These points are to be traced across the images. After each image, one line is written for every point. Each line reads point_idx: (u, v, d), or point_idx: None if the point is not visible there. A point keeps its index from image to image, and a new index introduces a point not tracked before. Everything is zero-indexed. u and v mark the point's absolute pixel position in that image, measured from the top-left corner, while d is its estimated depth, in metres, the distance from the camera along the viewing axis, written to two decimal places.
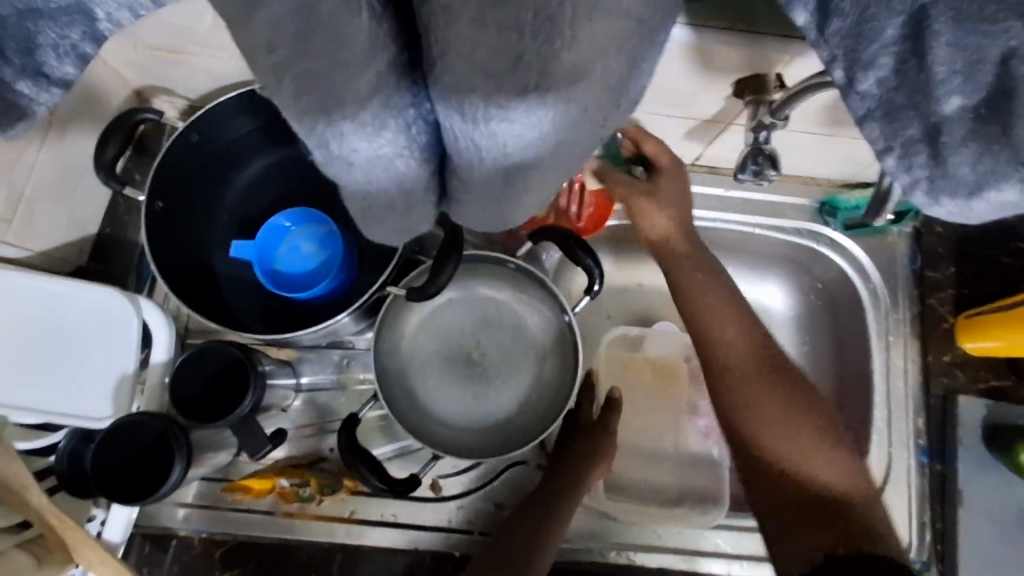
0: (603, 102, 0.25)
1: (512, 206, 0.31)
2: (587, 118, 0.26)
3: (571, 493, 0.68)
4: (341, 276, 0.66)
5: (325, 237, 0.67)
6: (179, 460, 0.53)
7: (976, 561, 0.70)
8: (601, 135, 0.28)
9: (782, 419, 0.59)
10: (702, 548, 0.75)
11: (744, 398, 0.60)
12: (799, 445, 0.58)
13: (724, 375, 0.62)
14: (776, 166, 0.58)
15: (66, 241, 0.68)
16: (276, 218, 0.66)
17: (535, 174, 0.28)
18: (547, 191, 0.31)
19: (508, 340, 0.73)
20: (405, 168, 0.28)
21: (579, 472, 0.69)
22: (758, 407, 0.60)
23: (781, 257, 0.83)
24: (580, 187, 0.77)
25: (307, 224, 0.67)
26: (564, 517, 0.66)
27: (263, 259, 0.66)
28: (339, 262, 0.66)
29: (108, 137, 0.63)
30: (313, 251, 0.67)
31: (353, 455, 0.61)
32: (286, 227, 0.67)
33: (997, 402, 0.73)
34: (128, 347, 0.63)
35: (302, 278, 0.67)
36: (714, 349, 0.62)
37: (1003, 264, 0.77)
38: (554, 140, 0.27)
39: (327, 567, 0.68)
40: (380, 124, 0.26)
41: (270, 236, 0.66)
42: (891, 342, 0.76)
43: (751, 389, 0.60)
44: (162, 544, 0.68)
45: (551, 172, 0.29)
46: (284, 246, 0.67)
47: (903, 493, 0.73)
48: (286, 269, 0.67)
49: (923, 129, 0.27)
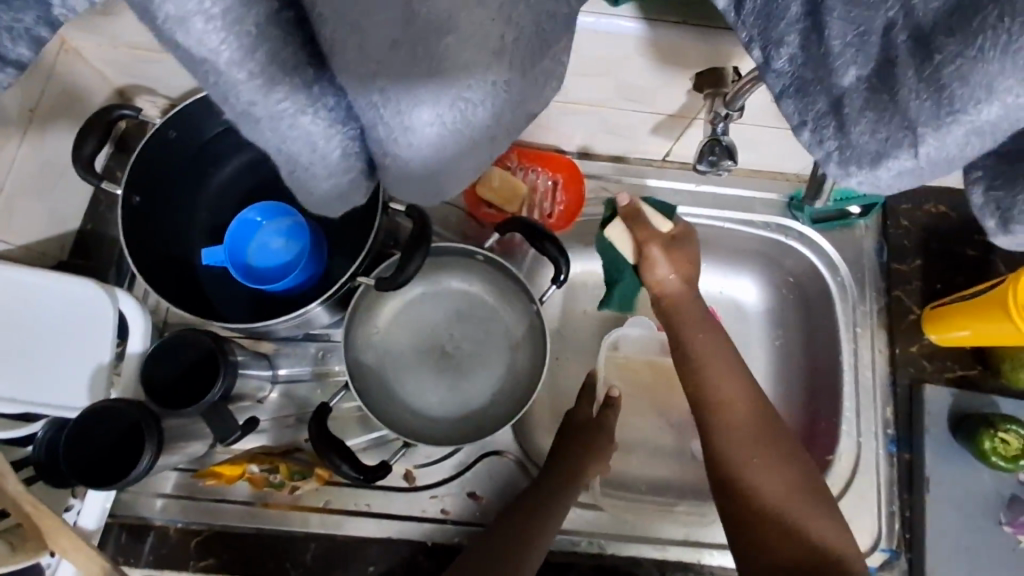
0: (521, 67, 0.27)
1: (443, 177, 0.31)
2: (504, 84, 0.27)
3: (561, 498, 0.68)
4: (311, 268, 0.68)
5: (294, 231, 0.68)
6: (150, 447, 0.54)
7: (945, 549, 0.70)
8: (518, 112, 0.29)
9: (766, 450, 0.61)
10: (671, 537, 0.74)
11: (733, 429, 0.62)
12: (778, 476, 0.60)
13: (713, 405, 0.64)
14: (733, 157, 0.60)
15: (47, 235, 0.70)
16: (247, 212, 0.67)
17: (460, 146, 0.29)
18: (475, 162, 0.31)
19: (481, 332, 0.75)
20: (329, 136, 0.28)
21: (569, 475, 0.70)
22: (746, 439, 0.62)
23: (753, 251, 0.85)
24: (554, 185, 0.79)
25: (278, 219, 0.68)
26: (555, 512, 0.67)
27: (235, 253, 0.68)
28: (307, 254, 0.67)
29: (86, 133, 0.64)
30: (284, 245, 0.68)
31: (325, 443, 0.61)
32: (258, 223, 0.69)
33: (962, 390, 0.74)
34: (105, 338, 0.65)
35: (274, 271, 0.69)
36: (705, 381, 0.65)
37: (967, 255, 0.79)
38: (475, 111, 0.28)
39: (301, 556, 0.68)
40: (292, 86, 0.26)
41: (241, 231, 0.68)
42: (859, 333, 0.78)
43: (739, 420, 0.63)
44: (139, 534, 0.68)
45: (476, 144, 0.30)
46: (256, 241, 0.69)
47: (871, 481, 0.74)
48: (258, 263, 0.69)
49: (828, 102, 0.28)
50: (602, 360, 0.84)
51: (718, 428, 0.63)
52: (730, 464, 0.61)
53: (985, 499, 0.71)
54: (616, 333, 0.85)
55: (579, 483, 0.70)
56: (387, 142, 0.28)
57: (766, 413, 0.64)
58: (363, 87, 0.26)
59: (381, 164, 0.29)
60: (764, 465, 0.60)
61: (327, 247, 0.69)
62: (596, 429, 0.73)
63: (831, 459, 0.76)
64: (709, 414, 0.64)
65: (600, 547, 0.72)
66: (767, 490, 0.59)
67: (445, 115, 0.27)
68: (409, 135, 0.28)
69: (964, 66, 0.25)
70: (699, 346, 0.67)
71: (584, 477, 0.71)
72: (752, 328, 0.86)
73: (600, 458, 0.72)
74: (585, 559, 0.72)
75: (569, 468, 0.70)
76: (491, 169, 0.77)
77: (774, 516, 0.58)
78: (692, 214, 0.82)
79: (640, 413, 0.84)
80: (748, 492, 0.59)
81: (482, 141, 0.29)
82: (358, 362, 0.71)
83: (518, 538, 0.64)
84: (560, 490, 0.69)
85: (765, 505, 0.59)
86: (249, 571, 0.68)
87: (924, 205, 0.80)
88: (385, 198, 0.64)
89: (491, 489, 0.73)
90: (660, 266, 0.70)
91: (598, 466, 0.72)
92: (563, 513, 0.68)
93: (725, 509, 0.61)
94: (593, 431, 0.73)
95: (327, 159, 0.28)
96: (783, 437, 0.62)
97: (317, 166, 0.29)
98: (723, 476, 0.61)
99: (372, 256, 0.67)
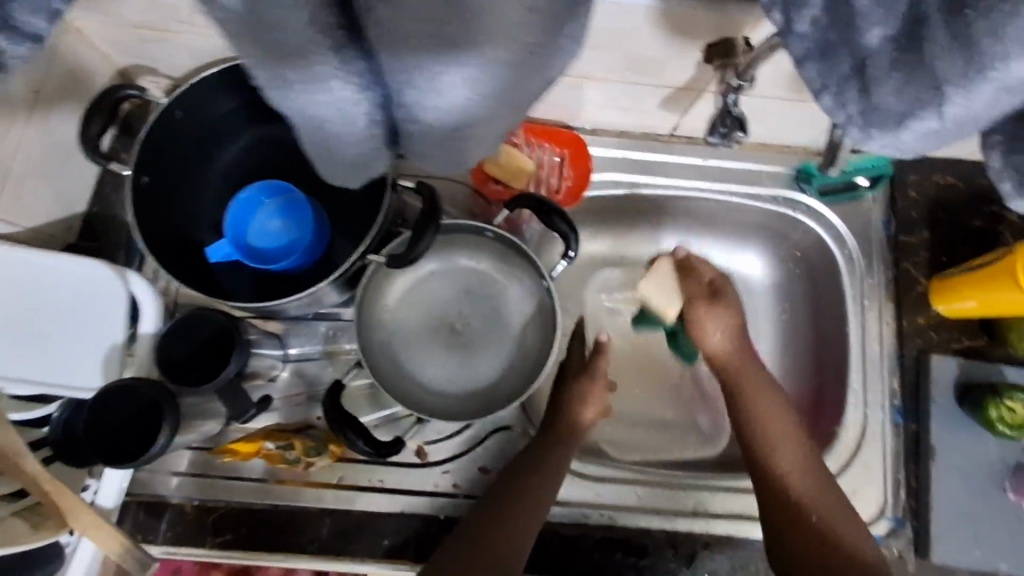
0: (542, 44, 0.28)
1: (458, 153, 0.32)
2: (522, 64, 0.28)
3: (542, 484, 0.68)
4: (307, 254, 0.68)
5: (295, 214, 0.68)
6: (166, 427, 0.54)
7: (951, 518, 0.71)
8: (535, 79, 0.29)
9: (837, 508, 0.67)
10: (682, 508, 0.74)
11: (772, 434, 0.70)
12: (859, 544, 0.66)
13: (753, 413, 0.72)
14: (744, 129, 0.59)
15: (54, 217, 0.70)
16: (249, 191, 0.67)
17: (477, 126, 0.31)
18: (488, 140, 0.33)
19: (489, 309, 0.75)
20: (352, 104, 0.29)
21: (549, 456, 0.71)
22: (779, 441, 0.70)
23: (759, 225, 0.85)
24: (561, 161, 0.78)
25: (280, 201, 0.68)
26: (557, 476, 0.69)
27: (237, 232, 0.68)
28: (305, 239, 0.67)
29: (92, 114, 0.64)
30: (281, 227, 0.67)
31: (338, 421, 0.61)
32: (260, 202, 0.68)
33: (968, 360, 0.75)
34: (118, 320, 0.65)
35: (271, 253, 0.68)
36: (774, 446, 0.70)
37: (973, 226, 0.79)
38: (492, 92, 0.29)
39: (318, 531, 0.69)
40: (316, 49, 0.26)
41: (241, 210, 0.68)
42: (865, 306, 0.79)
43: (814, 484, 0.68)
44: (156, 512, 0.69)
45: (491, 123, 0.31)
46: (256, 221, 0.68)
47: (877, 451, 0.75)
48: (257, 244, 0.68)
49: (853, 64, 0.29)
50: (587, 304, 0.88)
51: (792, 494, 0.67)
52: (770, 468, 0.69)
53: (990, 466, 0.72)
54: (599, 280, 0.88)
55: (559, 468, 0.70)
56: (416, 112, 0.29)
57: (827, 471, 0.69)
58: (390, 53, 0.27)
59: (408, 136, 0.31)
60: (848, 531, 0.66)
61: (327, 233, 0.69)
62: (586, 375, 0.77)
63: (838, 430, 0.76)
64: (786, 481, 0.68)
65: (610, 518, 0.73)
66: (854, 554, 0.65)
67: (478, 95, 0.29)
68: (444, 112, 0.29)
69: (1003, 20, 0.25)
70: (764, 413, 0.71)
71: (567, 452, 0.72)
72: (758, 304, 0.88)
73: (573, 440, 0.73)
74: (597, 530, 0.72)
75: (570, 425, 0.74)
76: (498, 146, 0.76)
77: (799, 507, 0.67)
78: (700, 188, 0.82)
79: (646, 387, 0.85)
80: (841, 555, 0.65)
81: (509, 115, 0.31)
82: (370, 340, 0.72)
83: (510, 539, 0.64)
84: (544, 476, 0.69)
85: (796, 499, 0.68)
86: (267, 546, 0.68)
87: (932, 177, 0.80)
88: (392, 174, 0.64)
89: (502, 463, 0.74)
90: (712, 326, 0.73)
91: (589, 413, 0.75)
92: (547, 500, 0.67)
93: (763, 499, 0.69)
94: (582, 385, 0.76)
95: (349, 128, 0.30)
96: (839, 492, 0.69)
97: (342, 136, 0.30)
98: (811, 540, 0.66)
99: (383, 233, 0.67)
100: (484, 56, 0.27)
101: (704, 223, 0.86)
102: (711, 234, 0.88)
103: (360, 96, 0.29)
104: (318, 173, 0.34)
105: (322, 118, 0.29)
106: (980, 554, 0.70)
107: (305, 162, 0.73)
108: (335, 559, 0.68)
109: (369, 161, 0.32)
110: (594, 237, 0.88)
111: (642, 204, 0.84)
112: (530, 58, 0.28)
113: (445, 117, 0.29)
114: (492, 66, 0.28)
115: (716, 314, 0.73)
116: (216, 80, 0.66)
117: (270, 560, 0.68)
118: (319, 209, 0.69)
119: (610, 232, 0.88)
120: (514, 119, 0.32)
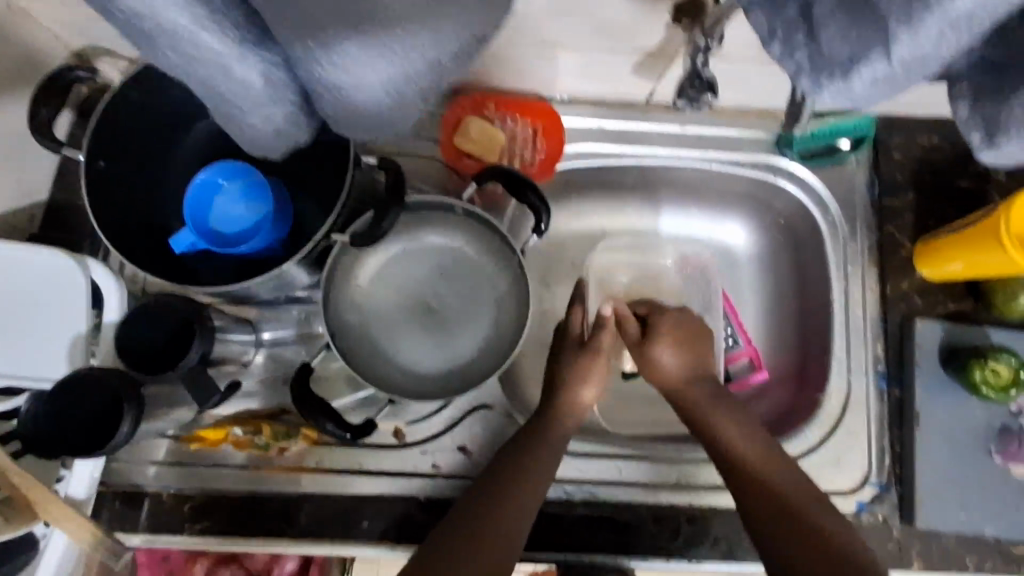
0: (426, 50, 0.35)
1: (353, 123, 0.40)
2: (405, 66, 0.35)
3: (533, 477, 0.66)
4: (275, 234, 0.66)
5: (257, 195, 0.66)
6: (129, 416, 0.54)
7: (935, 481, 0.70)
8: (420, 77, 0.36)
9: (809, 502, 0.63)
10: (665, 481, 0.73)
11: (731, 430, 0.69)
12: (838, 534, 0.60)
13: (711, 416, 0.70)
14: (713, 91, 0.58)
15: (14, 207, 0.68)
16: (205, 175, 0.64)
17: (370, 108, 0.38)
18: (382, 121, 0.40)
19: (464, 286, 0.74)
20: (254, 68, 0.36)
21: (541, 448, 0.68)
22: (745, 436, 0.68)
23: (741, 193, 0.83)
24: (533, 133, 0.76)
25: (241, 183, 0.66)
26: (547, 460, 0.67)
27: (197, 217, 0.65)
28: (270, 220, 0.65)
29: (43, 98, 0.62)
30: (244, 211, 0.65)
31: (308, 406, 0.61)
32: (220, 183, 0.65)
33: (954, 323, 0.73)
34: (79, 307, 0.64)
35: (234, 237, 0.65)
36: (737, 451, 0.67)
37: (960, 187, 0.77)
38: (382, 86, 0.36)
39: (296, 514, 0.68)
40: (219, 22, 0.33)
41: (200, 194, 0.65)
42: (849, 272, 0.77)
43: (785, 484, 0.64)
44: (133, 501, 0.68)
45: (384, 109, 0.38)
46: (217, 205, 0.66)
47: (862, 417, 0.74)
48: (221, 229, 0.65)
49: (798, 9, 0.31)
50: (592, 270, 0.85)
51: (770, 506, 0.63)
52: (737, 467, 0.66)
53: (975, 430, 0.71)
54: (607, 244, 0.86)
55: (550, 460, 0.68)
56: (314, 87, 0.36)
57: (799, 475, 0.66)
58: (290, 38, 0.33)
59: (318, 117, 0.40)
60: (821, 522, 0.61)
61: (291, 214, 0.68)
62: (587, 351, 0.75)
63: (822, 398, 0.75)
64: (751, 484, 0.64)
65: (590, 493, 0.72)
66: (829, 543, 0.60)
67: (374, 82, 0.36)
68: (346, 102, 0.37)
69: None
70: (727, 426, 0.69)
71: (558, 442, 0.70)
72: (742, 274, 0.86)
73: (565, 432, 0.71)
74: (579, 506, 0.71)
75: (560, 404, 0.72)
76: (469, 121, 0.74)
77: (777, 503, 0.63)
78: (680, 156, 0.79)
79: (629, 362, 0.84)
80: (815, 545, 0.59)
81: (409, 108, 0.39)
82: (343, 322, 0.71)
83: (504, 535, 0.61)
84: (535, 467, 0.66)
85: (772, 494, 0.64)
86: (245, 531, 0.68)
87: (916, 138, 0.78)
88: (354, 150, 0.62)
89: (481, 442, 0.73)
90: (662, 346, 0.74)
91: (587, 392, 0.74)
92: (538, 493, 0.65)
93: (744, 500, 0.64)
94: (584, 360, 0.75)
95: (254, 85, 0.37)
96: (815, 492, 0.65)
97: (248, 108, 0.39)
98: (785, 535, 0.61)
99: (348, 212, 0.65)
100: (374, 53, 0.34)
101: (685, 193, 0.84)
102: (693, 204, 0.86)
103: (264, 77, 0.36)
104: (250, 151, 0.45)
105: (228, 91, 0.37)
106: (965, 516, 0.69)
107: None
108: (314, 542, 0.68)
109: (283, 134, 0.42)
110: (573, 210, 0.86)
111: (620, 175, 0.82)
112: (412, 60, 0.35)
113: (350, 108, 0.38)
114: (379, 63, 0.34)
115: (667, 326, 0.75)
116: None
117: (249, 545, 0.68)
118: (280, 191, 0.67)
119: (587, 206, 0.86)
120: (407, 108, 0.39)
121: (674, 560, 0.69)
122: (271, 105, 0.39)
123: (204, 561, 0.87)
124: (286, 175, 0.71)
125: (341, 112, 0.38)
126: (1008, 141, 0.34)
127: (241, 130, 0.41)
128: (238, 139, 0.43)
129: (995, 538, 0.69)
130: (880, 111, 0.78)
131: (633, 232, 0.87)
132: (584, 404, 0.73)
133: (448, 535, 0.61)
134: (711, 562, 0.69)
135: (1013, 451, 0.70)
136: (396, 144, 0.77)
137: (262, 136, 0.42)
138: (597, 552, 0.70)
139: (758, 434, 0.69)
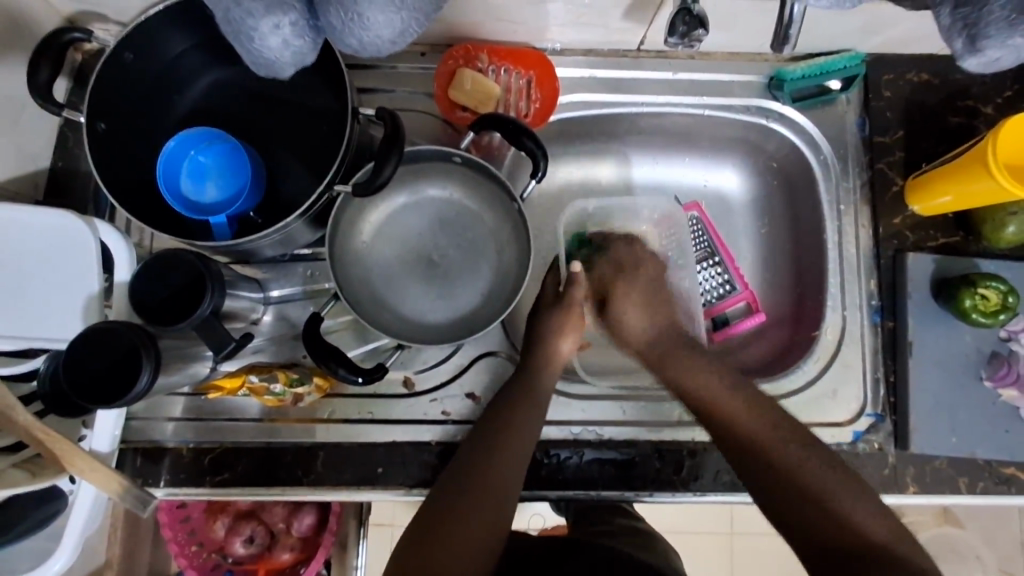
0: None
1: (357, 33, 0.41)
2: None
3: (514, 442, 0.64)
4: (253, 199, 0.67)
5: (229, 164, 0.67)
6: (149, 365, 0.56)
7: (925, 408, 0.73)
8: None
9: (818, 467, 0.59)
10: (668, 417, 0.75)
11: (744, 424, 0.64)
12: (828, 479, 0.58)
13: (707, 409, 0.67)
14: (705, 26, 0.58)
15: (19, 173, 0.70)
16: (174, 142, 0.65)
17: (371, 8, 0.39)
18: (385, 32, 0.41)
19: (465, 238, 0.76)
20: None
21: (528, 403, 0.67)
22: (756, 429, 0.63)
23: (734, 138, 0.84)
24: (526, 84, 0.76)
25: (212, 152, 0.67)
26: (526, 425, 0.66)
27: (174, 195, 0.66)
28: (247, 187, 0.66)
29: (39, 59, 0.62)
30: (217, 184, 0.67)
31: (318, 351, 0.63)
32: (187, 153, 0.67)
33: (944, 256, 0.75)
34: (90, 267, 0.65)
35: (216, 206, 0.67)
36: (725, 414, 0.65)
37: (950, 123, 0.78)
38: None
39: (312, 463, 0.71)
40: None
41: (172, 164, 0.66)
42: (842, 210, 0.79)
43: (767, 434, 0.62)
44: (153, 458, 0.70)
45: (386, 9, 0.39)
46: (190, 177, 0.67)
47: (857, 351, 0.76)
48: (198, 203, 0.67)
49: None
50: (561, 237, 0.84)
51: (798, 502, 0.57)
52: (765, 454, 0.61)
53: (967, 357, 0.74)
54: (576, 208, 0.84)
55: (533, 422, 0.66)
56: None
57: (793, 428, 0.63)
58: None
59: (323, 25, 0.42)
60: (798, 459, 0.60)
61: (265, 179, 0.69)
62: (560, 305, 0.76)
63: (817, 334, 0.78)
64: (741, 447, 0.63)
65: (596, 434, 0.74)
66: (810, 483, 0.58)
67: None
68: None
69: None
70: (705, 386, 0.68)
71: (541, 395, 0.69)
72: (735, 218, 0.88)
73: (545, 389, 0.70)
74: (585, 445, 0.73)
75: (542, 348, 0.72)
76: (463, 72, 0.73)
77: (808, 497, 0.57)
78: (673, 103, 0.80)
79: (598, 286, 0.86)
80: (797, 487, 0.58)
81: (415, 15, 0.41)
82: (346, 276, 0.73)
83: (493, 507, 0.60)
84: (523, 425, 0.66)
85: (801, 485, 0.58)
86: (264, 481, 0.70)
87: (906, 75, 0.79)
88: (352, 102, 0.63)
89: (487, 387, 0.75)
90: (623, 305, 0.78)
91: (566, 345, 0.74)
92: (517, 463, 0.63)
93: (769, 494, 0.60)
94: (557, 315, 0.76)
95: None
96: (824, 451, 0.61)
97: (260, 12, 0.41)
98: (770, 493, 0.59)
99: (347, 165, 0.66)
100: None
101: (680, 140, 0.85)
102: (686, 153, 0.87)
103: None
104: (258, 72, 0.46)
105: None
106: (956, 440, 0.72)
107: (267, 103, 0.72)
108: (333, 487, 0.70)
109: (293, 47, 0.43)
110: (568, 161, 0.87)
111: (613, 125, 0.83)
112: None
113: (359, 9, 0.39)
114: None
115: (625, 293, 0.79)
116: (163, 18, 0.64)
117: (268, 494, 0.70)
118: (253, 153, 0.68)
119: (581, 157, 0.87)
120: (410, 17, 0.41)
121: (679, 493, 0.72)
122: (280, 8, 0.41)
123: (225, 519, 0.89)
124: (283, 133, 0.72)
125: (352, 17, 0.40)
126: (989, 44, 0.37)
127: (252, 41, 0.43)
128: (245, 55, 0.45)
129: (987, 460, 0.71)
130: (869, 50, 0.79)
131: (618, 189, 0.88)
132: (564, 356, 0.74)
133: (437, 504, 0.60)
134: (714, 495, 0.72)
135: (1003, 375, 0.72)
136: (392, 100, 0.78)
137: (271, 52, 0.43)
138: (605, 490, 0.72)
139: (774, 423, 0.63)
